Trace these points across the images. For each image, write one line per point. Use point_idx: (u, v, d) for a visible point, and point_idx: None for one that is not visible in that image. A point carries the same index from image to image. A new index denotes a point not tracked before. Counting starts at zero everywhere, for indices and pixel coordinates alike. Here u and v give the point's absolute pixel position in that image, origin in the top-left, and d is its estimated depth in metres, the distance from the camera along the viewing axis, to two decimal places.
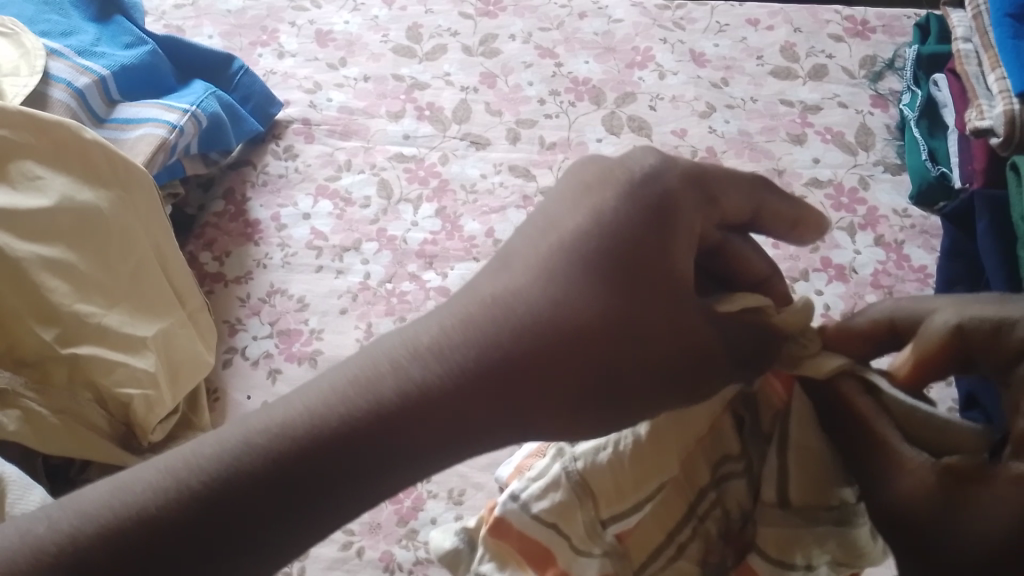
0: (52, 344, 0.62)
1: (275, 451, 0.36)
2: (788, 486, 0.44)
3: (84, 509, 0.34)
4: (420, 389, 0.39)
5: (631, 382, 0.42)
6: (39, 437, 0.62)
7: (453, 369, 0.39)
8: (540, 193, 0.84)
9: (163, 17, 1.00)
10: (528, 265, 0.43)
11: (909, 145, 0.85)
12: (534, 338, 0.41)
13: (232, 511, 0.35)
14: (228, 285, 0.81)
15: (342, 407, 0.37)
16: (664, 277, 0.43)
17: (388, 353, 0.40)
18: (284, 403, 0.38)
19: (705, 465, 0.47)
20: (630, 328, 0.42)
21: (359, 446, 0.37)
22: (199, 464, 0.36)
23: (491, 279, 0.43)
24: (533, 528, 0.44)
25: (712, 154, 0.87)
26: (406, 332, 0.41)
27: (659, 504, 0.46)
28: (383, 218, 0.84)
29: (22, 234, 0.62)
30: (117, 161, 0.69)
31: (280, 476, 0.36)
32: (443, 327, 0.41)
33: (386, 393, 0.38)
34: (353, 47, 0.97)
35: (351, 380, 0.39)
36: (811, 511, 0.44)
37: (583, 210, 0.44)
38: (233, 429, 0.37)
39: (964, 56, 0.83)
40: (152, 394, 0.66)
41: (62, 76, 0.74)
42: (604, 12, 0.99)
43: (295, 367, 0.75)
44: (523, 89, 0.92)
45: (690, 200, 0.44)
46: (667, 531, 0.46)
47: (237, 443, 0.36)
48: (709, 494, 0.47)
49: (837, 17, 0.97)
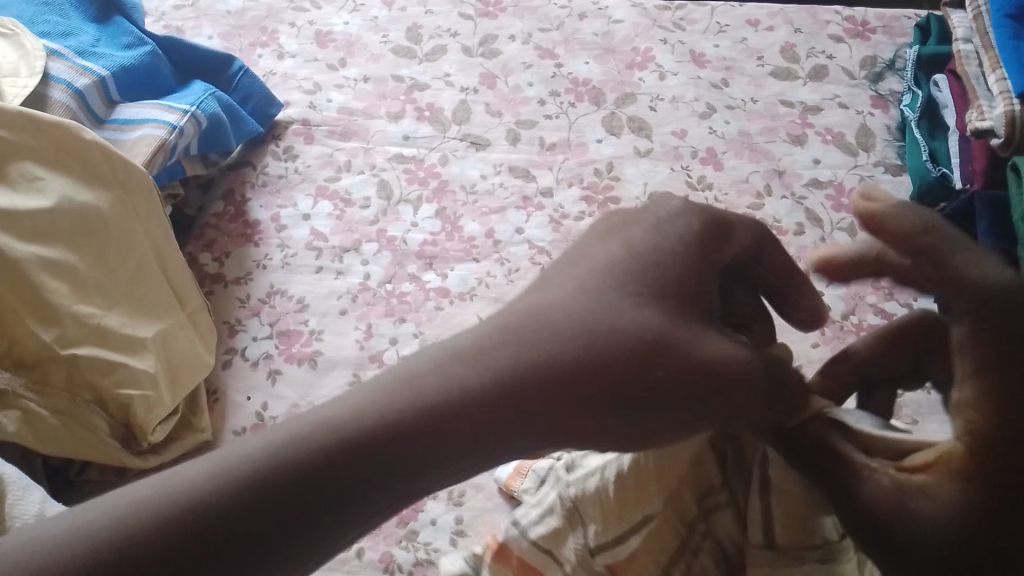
0: (52, 345, 0.62)
1: (309, 451, 0.30)
2: (772, 527, 0.42)
3: (83, 528, 0.28)
4: (480, 380, 0.34)
5: (676, 405, 0.37)
6: (39, 437, 0.62)
7: (516, 359, 0.35)
8: (541, 194, 0.84)
9: (163, 18, 1.00)
10: (566, 286, 0.39)
11: (910, 146, 0.85)
12: (579, 347, 0.36)
13: (263, 513, 0.29)
14: (228, 286, 0.81)
15: (383, 403, 0.32)
16: (692, 303, 0.39)
17: (427, 353, 0.35)
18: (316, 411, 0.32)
19: (691, 497, 0.45)
20: (668, 352, 0.37)
21: (411, 441, 0.32)
22: (221, 468, 0.29)
23: (544, 291, 0.39)
24: (533, 554, 0.47)
25: (712, 155, 0.87)
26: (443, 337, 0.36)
27: (647, 537, 0.45)
28: (384, 219, 0.84)
29: (21, 235, 0.62)
30: (116, 162, 0.69)
31: (317, 477, 0.30)
32: (499, 331, 0.36)
33: (438, 389, 0.33)
34: (353, 48, 0.97)
35: (392, 375, 0.34)
36: (797, 552, 0.42)
37: (620, 238, 0.40)
38: (252, 439, 0.31)
39: (964, 56, 0.83)
40: (152, 395, 0.67)
41: (61, 76, 0.74)
42: (604, 13, 0.99)
43: (295, 368, 0.75)
44: (524, 90, 0.92)
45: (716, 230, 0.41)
46: (659, 563, 0.45)
47: (260, 450, 0.30)
48: (697, 526, 0.45)
49: (837, 18, 0.97)
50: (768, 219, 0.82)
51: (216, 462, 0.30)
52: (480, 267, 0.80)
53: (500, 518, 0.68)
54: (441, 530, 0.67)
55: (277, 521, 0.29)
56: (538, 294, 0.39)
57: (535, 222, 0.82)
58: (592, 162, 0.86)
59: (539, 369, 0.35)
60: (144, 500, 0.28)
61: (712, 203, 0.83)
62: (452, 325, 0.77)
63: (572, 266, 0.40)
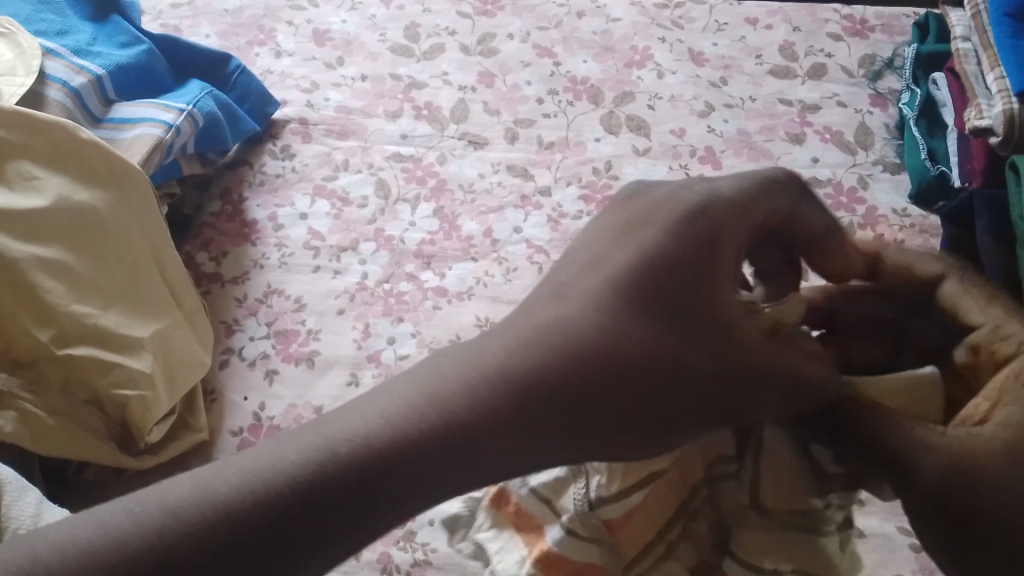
0: (49, 345, 0.62)
1: (328, 463, 0.28)
2: (760, 488, 0.41)
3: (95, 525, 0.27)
4: (515, 383, 0.31)
5: (683, 415, 0.34)
6: (35, 438, 0.62)
7: (555, 358, 0.32)
8: (539, 193, 0.84)
9: (159, 17, 1.00)
10: (583, 295, 0.35)
11: (908, 144, 0.85)
12: (603, 358, 0.33)
13: (307, 515, 0.27)
14: (225, 285, 0.81)
15: (411, 417, 0.30)
16: (708, 308, 0.35)
17: (455, 362, 0.33)
18: (347, 414, 0.31)
19: (700, 463, 0.42)
20: (679, 362, 0.34)
21: (452, 442, 0.30)
22: (259, 470, 0.28)
23: (576, 277, 0.36)
24: (534, 502, 0.44)
25: (711, 154, 0.86)
26: (469, 348, 0.33)
27: (654, 501, 0.42)
28: (381, 218, 0.83)
29: (18, 235, 0.62)
30: (112, 159, 0.68)
31: (358, 482, 0.28)
32: (531, 329, 0.34)
33: (475, 391, 0.31)
34: (351, 46, 0.97)
35: (419, 387, 0.31)
36: (784, 517, 0.41)
37: (656, 207, 0.36)
38: (266, 450, 0.29)
39: (963, 55, 0.83)
40: (149, 395, 0.66)
41: (57, 75, 0.74)
42: (602, 11, 0.99)
43: (292, 368, 0.75)
44: (522, 89, 0.92)
45: (737, 223, 0.36)
46: (658, 528, 0.42)
47: (275, 460, 0.28)
48: (700, 491, 0.43)
49: (836, 17, 0.97)
50: None
51: (249, 462, 0.28)
52: (479, 266, 0.80)
53: None
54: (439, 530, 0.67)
55: (321, 523, 0.27)
56: (571, 279, 0.36)
57: (533, 221, 0.82)
58: (590, 161, 0.86)
59: (582, 368, 0.32)
60: (178, 497, 0.27)
61: None
62: (450, 325, 0.76)
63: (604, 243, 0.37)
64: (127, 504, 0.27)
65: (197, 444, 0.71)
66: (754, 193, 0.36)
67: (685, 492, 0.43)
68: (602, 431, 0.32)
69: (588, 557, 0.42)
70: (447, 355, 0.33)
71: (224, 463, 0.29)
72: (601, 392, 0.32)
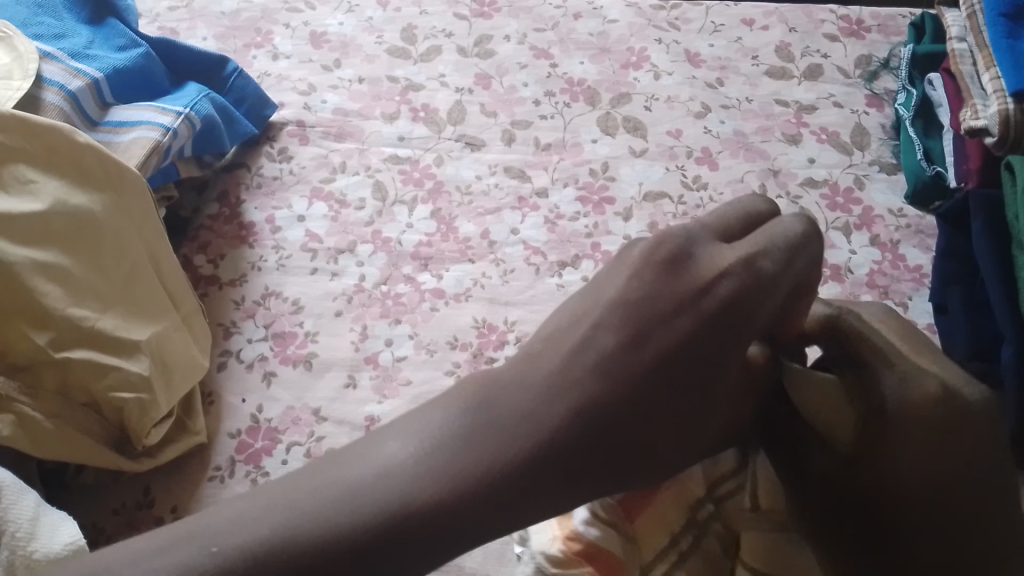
0: (46, 349, 0.62)
1: (377, 527, 0.40)
2: (756, 494, 0.53)
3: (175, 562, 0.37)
4: (535, 443, 0.45)
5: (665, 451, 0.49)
6: (32, 441, 0.62)
7: (569, 414, 0.46)
8: (536, 194, 0.84)
9: (156, 19, 1.00)
10: (588, 368, 0.48)
11: (904, 145, 0.85)
12: (600, 416, 0.47)
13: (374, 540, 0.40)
14: (222, 288, 0.81)
15: (452, 474, 0.43)
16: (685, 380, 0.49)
17: (490, 411, 0.46)
18: (398, 446, 0.45)
19: (704, 481, 0.54)
20: (662, 416, 0.48)
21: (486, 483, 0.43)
22: (315, 519, 0.40)
23: (602, 333, 0.50)
24: None
25: (707, 154, 0.86)
26: (504, 391, 0.47)
27: (660, 504, 0.53)
28: (378, 220, 0.83)
29: (15, 238, 0.62)
30: (108, 162, 0.68)
31: (393, 536, 0.40)
32: (549, 373, 0.48)
33: (509, 440, 0.45)
34: (348, 48, 0.97)
35: (466, 435, 0.45)
36: (779, 518, 0.52)
37: (675, 280, 0.51)
38: (319, 495, 0.41)
39: (959, 55, 0.83)
40: (147, 398, 0.66)
41: (54, 79, 0.74)
42: (599, 12, 0.99)
43: (290, 369, 0.75)
44: (518, 90, 0.92)
45: (746, 287, 0.49)
46: (670, 533, 0.52)
47: (325, 507, 0.41)
48: (707, 506, 0.53)
49: (832, 17, 0.97)
50: None
51: (317, 507, 0.40)
52: (476, 268, 0.80)
53: None
54: None
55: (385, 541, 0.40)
56: (605, 343, 0.49)
57: (531, 222, 0.82)
58: (587, 162, 0.86)
59: (590, 420, 0.46)
60: (262, 537, 0.39)
61: (707, 203, 0.83)
62: (448, 326, 0.77)
63: (631, 305, 0.51)
64: (203, 546, 0.38)
65: (195, 445, 0.71)
66: (796, 249, 0.50)
67: (693, 501, 0.53)
68: (607, 466, 0.47)
69: (607, 542, 0.51)
70: (480, 389, 0.48)
71: (281, 506, 0.41)
72: (606, 442, 0.46)
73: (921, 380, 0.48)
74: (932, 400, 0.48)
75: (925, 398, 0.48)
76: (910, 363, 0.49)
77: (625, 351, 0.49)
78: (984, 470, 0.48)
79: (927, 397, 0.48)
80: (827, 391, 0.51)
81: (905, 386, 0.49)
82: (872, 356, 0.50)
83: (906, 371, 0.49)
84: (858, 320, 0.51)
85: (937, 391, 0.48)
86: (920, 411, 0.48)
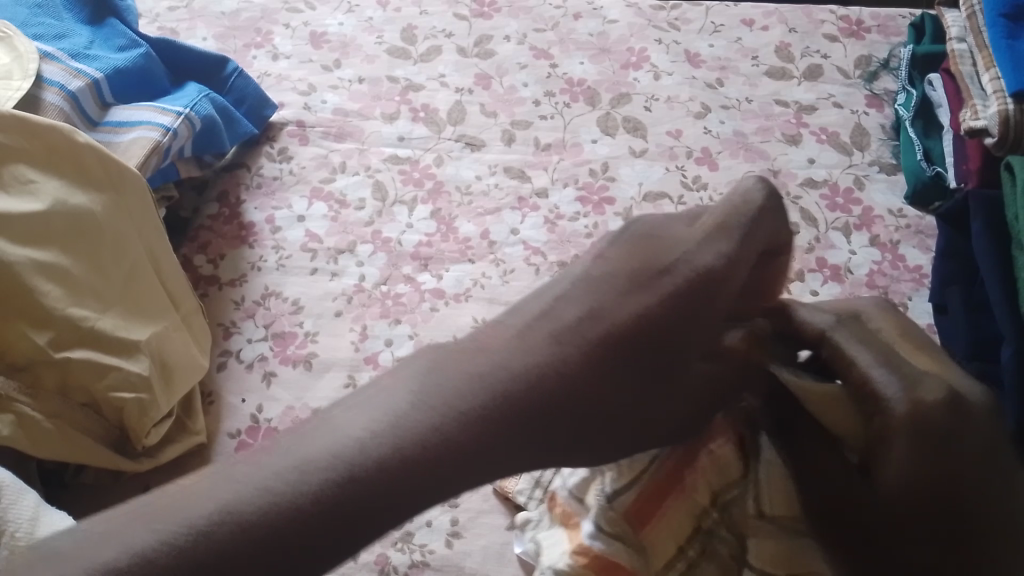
0: (46, 349, 0.62)
1: (329, 491, 0.39)
2: (764, 500, 0.52)
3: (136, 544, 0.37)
4: (490, 412, 0.45)
5: (623, 423, 0.51)
6: (32, 441, 0.62)
7: (534, 379, 0.48)
8: (536, 195, 0.84)
9: (156, 19, 1.00)
10: (551, 335, 0.50)
11: (904, 145, 0.85)
12: (556, 390, 0.48)
13: (335, 508, 0.39)
14: (222, 288, 0.81)
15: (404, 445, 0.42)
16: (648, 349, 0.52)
17: (445, 384, 0.46)
18: (352, 422, 0.43)
19: (707, 490, 0.53)
20: (621, 387, 0.50)
21: (450, 449, 0.43)
22: (272, 490, 0.39)
23: (566, 306, 0.52)
24: (572, 505, 0.57)
25: (707, 155, 0.86)
26: (468, 366, 0.47)
27: (664, 513, 0.53)
28: (378, 220, 0.83)
29: (15, 238, 0.62)
30: (107, 162, 0.68)
31: (344, 507, 0.39)
32: (515, 349, 0.49)
33: (460, 406, 0.45)
34: (348, 49, 0.97)
35: (416, 406, 0.44)
36: (791, 525, 0.51)
37: (646, 264, 0.54)
38: (281, 464, 0.40)
39: (959, 55, 0.82)
40: (147, 398, 0.66)
41: (54, 79, 0.74)
42: (599, 13, 0.99)
43: (290, 369, 0.75)
44: (518, 91, 0.92)
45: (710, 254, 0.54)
46: (678, 540, 0.53)
47: (281, 478, 0.40)
48: (712, 514, 0.53)
49: (832, 17, 0.97)
50: None
51: (275, 476, 0.40)
52: (476, 268, 0.80)
53: (495, 519, 0.68)
54: (436, 531, 0.68)
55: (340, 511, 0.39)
56: (566, 313, 0.52)
57: (531, 222, 0.82)
58: (587, 162, 0.86)
59: (548, 392, 0.48)
60: (218, 509, 0.38)
61: (706, 203, 0.83)
62: (448, 326, 0.77)
63: (601, 277, 0.54)
64: (152, 526, 0.37)
65: (195, 445, 0.71)
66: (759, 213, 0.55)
67: (698, 509, 0.53)
68: (578, 438, 0.49)
69: (615, 550, 0.52)
70: (445, 357, 0.48)
71: (245, 475, 0.40)
72: (573, 411, 0.48)
73: (925, 387, 0.46)
74: (938, 405, 0.46)
75: (931, 403, 0.46)
76: (888, 372, 0.47)
77: (595, 325, 0.51)
78: (985, 482, 0.46)
79: (930, 402, 0.46)
80: (832, 402, 0.49)
81: (913, 391, 0.46)
82: (874, 356, 0.48)
83: (865, 373, 0.48)
84: (850, 328, 0.50)
85: (940, 392, 0.46)
86: (921, 425, 0.45)
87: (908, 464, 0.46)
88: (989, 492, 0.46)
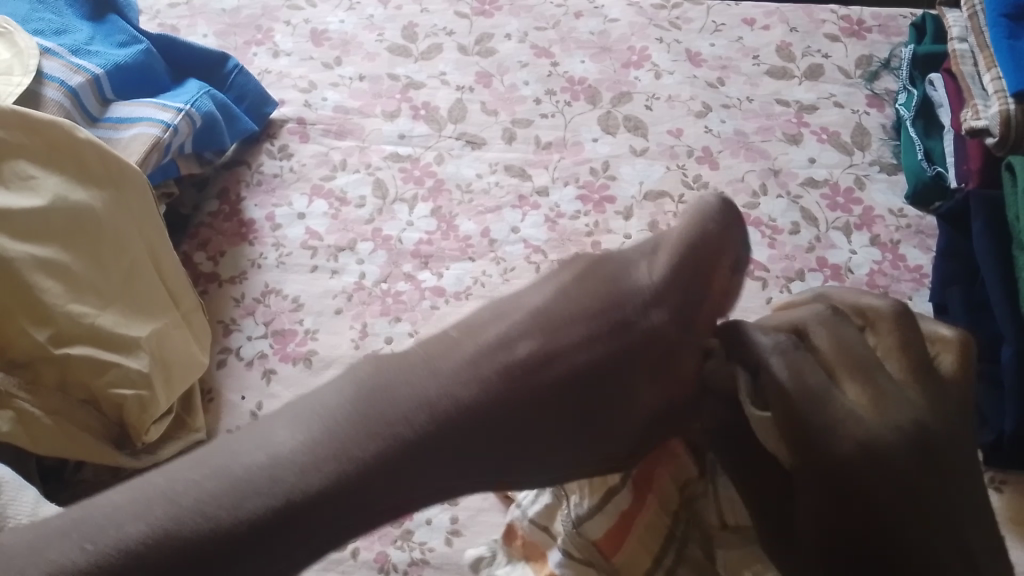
0: (46, 345, 0.62)
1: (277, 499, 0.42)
2: (724, 511, 0.56)
3: (63, 548, 0.39)
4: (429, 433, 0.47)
5: (562, 449, 0.52)
6: (31, 437, 0.62)
7: (467, 408, 0.49)
8: (536, 193, 0.84)
9: (156, 16, 1.00)
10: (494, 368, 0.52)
11: (905, 145, 0.85)
12: (492, 414, 0.50)
13: (263, 529, 0.41)
14: (222, 286, 0.81)
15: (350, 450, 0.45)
16: (597, 380, 0.54)
17: (381, 402, 0.48)
18: (290, 433, 0.45)
19: (672, 493, 0.57)
20: (574, 410, 0.53)
21: (372, 477, 0.45)
22: (217, 483, 0.42)
23: (524, 339, 0.54)
24: (536, 532, 0.58)
25: (708, 154, 0.86)
26: (403, 390, 0.49)
27: (637, 528, 0.55)
28: (378, 218, 0.83)
29: (15, 235, 0.62)
30: (108, 158, 0.68)
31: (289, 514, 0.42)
32: (448, 381, 0.50)
33: (399, 424, 0.47)
34: (349, 46, 0.97)
35: (356, 416, 0.47)
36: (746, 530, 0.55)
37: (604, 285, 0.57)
38: (226, 458, 0.44)
39: (960, 55, 0.83)
40: (146, 394, 0.66)
41: (54, 75, 0.73)
42: (600, 12, 0.99)
43: (290, 367, 0.75)
44: (519, 89, 0.92)
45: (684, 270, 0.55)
46: (653, 555, 0.55)
47: (225, 483, 0.42)
48: (678, 516, 0.57)
49: (833, 17, 0.97)
50: (763, 219, 0.82)
51: (213, 488, 0.42)
52: (477, 266, 0.80)
53: (494, 517, 0.68)
54: (436, 530, 0.68)
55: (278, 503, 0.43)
56: (521, 349, 0.53)
57: (531, 221, 0.82)
58: (587, 161, 0.86)
59: (484, 419, 0.49)
60: (149, 527, 0.40)
61: None
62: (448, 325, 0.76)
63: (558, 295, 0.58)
64: (82, 545, 0.39)
65: (192, 442, 0.71)
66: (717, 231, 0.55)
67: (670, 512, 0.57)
68: (510, 469, 0.50)
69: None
70: (382, 374, 0.50)
71: (192, 466, 0.43)
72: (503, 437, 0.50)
73: (841, 434, 0.46)
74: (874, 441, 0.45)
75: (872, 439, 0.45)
76: (822, 412, 0.46)
77: (547, 354, 0.53)
78: (935, 501, 0.45)
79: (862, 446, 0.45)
80: (773, 434, 0.48)
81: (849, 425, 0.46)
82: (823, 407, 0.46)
83: (801, 407, 0.47)
84: (786, 356, 0.49)
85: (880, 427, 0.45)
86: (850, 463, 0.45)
87: (814, 504, 0.46)
88: (944, 515, 0.44)
